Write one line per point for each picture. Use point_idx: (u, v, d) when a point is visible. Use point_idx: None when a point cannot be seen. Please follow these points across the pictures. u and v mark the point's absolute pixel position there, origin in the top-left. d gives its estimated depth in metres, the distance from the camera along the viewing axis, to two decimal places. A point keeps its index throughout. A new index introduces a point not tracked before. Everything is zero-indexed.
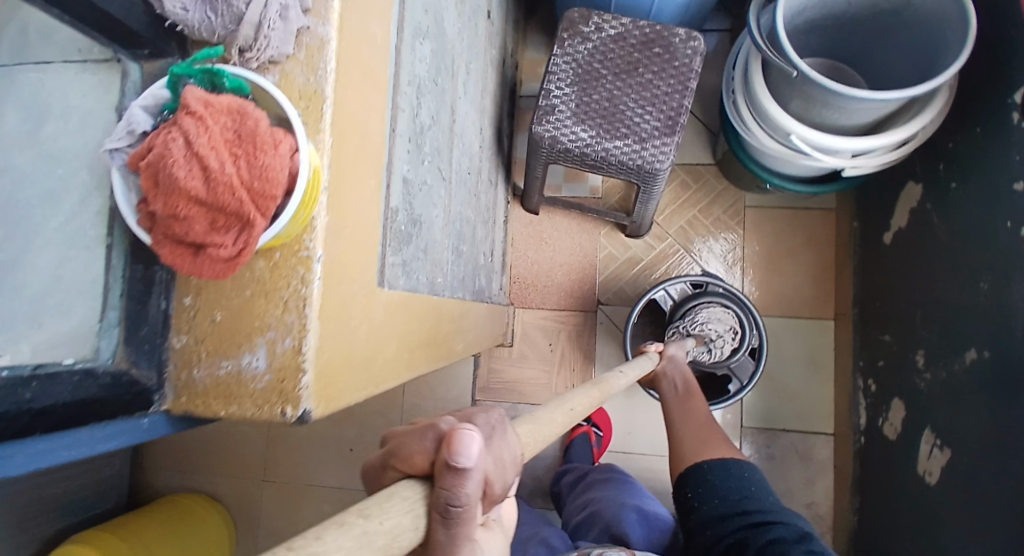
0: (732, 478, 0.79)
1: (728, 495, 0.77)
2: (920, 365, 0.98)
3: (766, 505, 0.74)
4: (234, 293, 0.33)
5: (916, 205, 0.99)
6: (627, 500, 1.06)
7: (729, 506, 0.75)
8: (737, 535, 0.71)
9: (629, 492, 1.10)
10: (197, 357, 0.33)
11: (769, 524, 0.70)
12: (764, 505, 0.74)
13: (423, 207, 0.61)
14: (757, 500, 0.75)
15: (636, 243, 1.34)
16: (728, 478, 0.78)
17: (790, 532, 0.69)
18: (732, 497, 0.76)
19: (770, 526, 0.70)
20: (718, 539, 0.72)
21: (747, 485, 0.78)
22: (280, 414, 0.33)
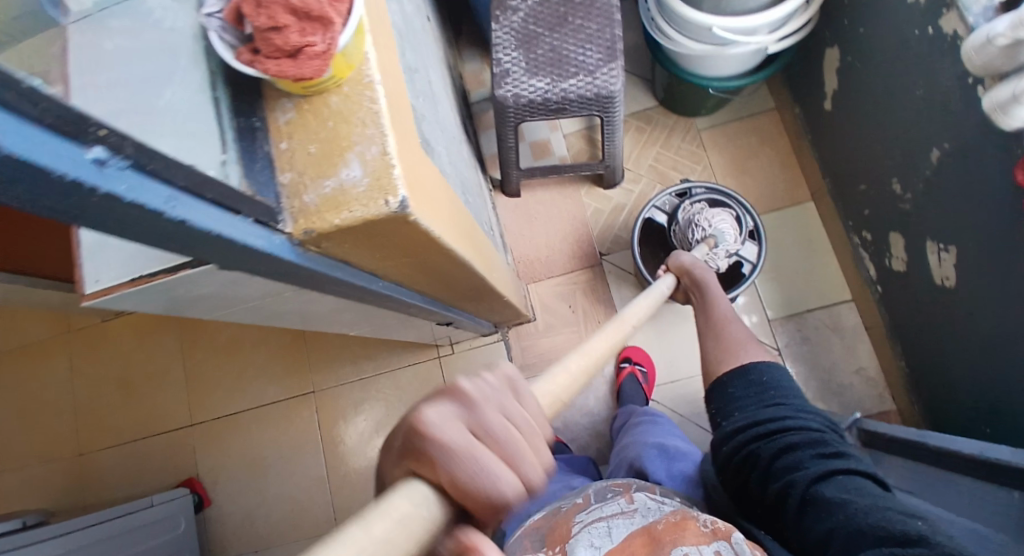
0: (753, 389, 0.82)
1: (748, 408, 0.80)
2: (898, 192, 1.07)
3: (788, 409, 0.76)
4: (319, 129, 0.40)
5: (840, 63, 1.13)
6: (649, 439, 1.03)
7: (746, 418, 0.78)
8: (751, 447, 0.74)
9: (652, 431, 1.06)
10: (303, 186, 0.40)
11: (781, 432, 0.73)
12: (781, 411, 0.76)
13: (430, 135, 0.70)
14: (778, 407, 0.77)
15: (616, 192, 1.44)
16: (748, 389, 0.82)
17: (802, 437, 0.71)
18: (751, 410, 0.79)
19: (783, 431, 0.73)
20: (736, 450, 0.76)
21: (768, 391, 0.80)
22: (384, 205, 0.39)
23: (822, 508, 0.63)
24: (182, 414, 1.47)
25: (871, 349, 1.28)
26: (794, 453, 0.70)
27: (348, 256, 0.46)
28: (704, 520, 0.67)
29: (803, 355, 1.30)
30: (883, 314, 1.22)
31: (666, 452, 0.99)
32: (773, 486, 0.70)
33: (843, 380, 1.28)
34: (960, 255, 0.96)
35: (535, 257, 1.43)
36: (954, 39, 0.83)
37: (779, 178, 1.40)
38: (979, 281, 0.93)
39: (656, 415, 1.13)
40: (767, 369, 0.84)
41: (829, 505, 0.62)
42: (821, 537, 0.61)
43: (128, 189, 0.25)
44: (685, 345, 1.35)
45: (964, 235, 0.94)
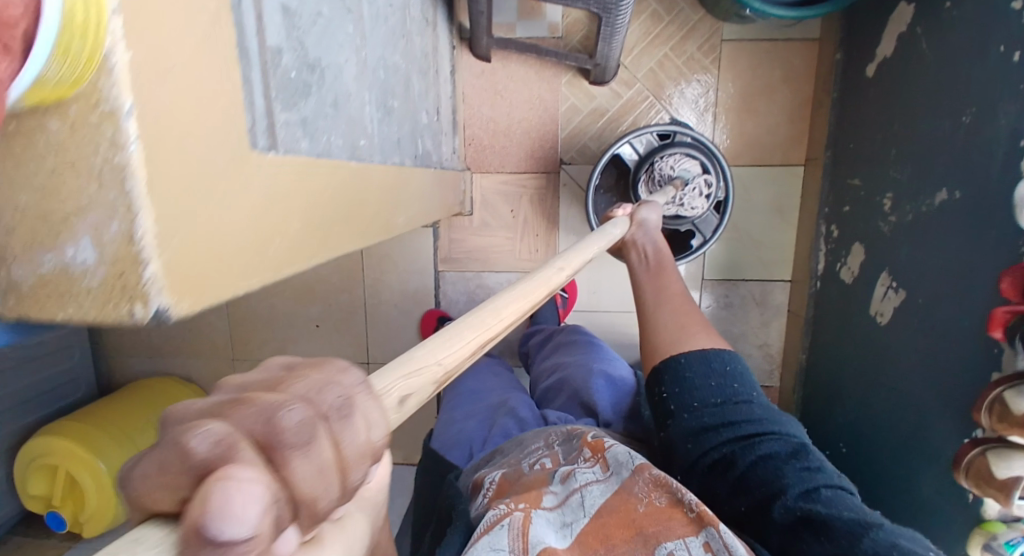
0: (711, 376, 0.67)
1: (710, 399, 0.65)
2: (886, 208, 0.95)
3: (752, 410, 0.64)
4: (32, 166, 0.25)
5: (906, 29, 0.90)
6: (595, 366, 1.03)
7: (712, 417, 0.64)
8: (721, 452, 0.61)
9: (597, 359, 1.06)
10: (10, 250, 0.27)
11: (758, 438, 0.61)
12: (749, 411, 0.64)
13: (323, 49, 0.50)
14: (748, 406, 0.64)
15: (601, 92, 1.21)
16: (706, 376, 0.67)
17: (782, 446, 0.60)
18: (715, 403, 0.65)
19: (744, 437, 0.61)
20: (702, 454, 0.62)
21: (732, 381, 0.67)
22: (128, 314, 0.27)
23: (817, 540, 0.51)
24: None
25: (784, 331, 1.29)
26: (775, 466, 0.58)
27: None
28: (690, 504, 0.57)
29: (721, 319, 1.29)
30: (808, 307, 1.20)
31: (611, 384, 0.98)
32: (745, 499, 0.59)
33: (745, 350, 1.31)
34: (904, 303, 0.90)
35: (489, 144, 1.25)
36: None
37: (784, 129, 1.21)
38: (905, 334, 0.90)
39: (593, 340, 1.15)
40: (705, 359, 0.69)
41: (826, 540, 0.51)
42: None
43: None
44: (615, 280, 1.30)
45: (918, 286, 0.87)
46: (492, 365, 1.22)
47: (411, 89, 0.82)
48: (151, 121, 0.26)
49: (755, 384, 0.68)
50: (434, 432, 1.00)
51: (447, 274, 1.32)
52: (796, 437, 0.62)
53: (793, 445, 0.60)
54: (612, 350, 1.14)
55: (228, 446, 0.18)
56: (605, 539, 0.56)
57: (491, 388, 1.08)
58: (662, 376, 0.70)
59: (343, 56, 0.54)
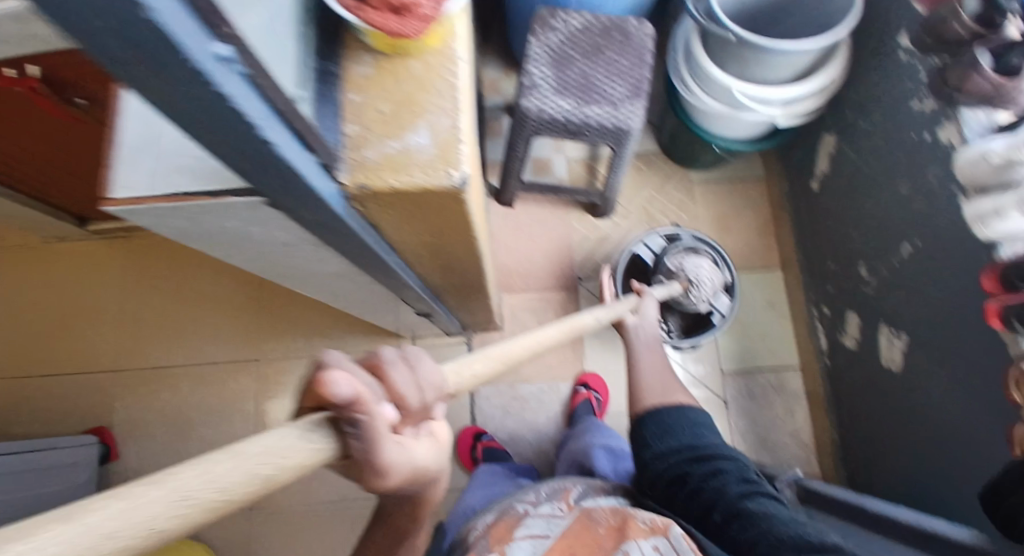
0: (681, 421, 0.87)
1: (679, 434, 0.85)
2: (863, 276, 1.15)
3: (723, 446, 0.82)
4: (395, 86, 0.39)
5: (834, 149, 1.22)
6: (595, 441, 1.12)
7: (677, 445, 0.83)
8: (681, 473, 0.79)
9: (596, 430, 1.17)
10: (366, 140, 0.39)
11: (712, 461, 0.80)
12: (712, 447, 0.82)
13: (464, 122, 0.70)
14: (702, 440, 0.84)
15: (605, 222, 1.47)
16: (677, 423, 0.86)
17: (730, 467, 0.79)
18: (682, 437, 0.84)
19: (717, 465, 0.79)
20: (665, 471, 0.81)
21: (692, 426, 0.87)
22: (446, 178, 0.39)
23: (742, 528, 0.69)
24: (112, 354, 1.37)
25: (809, 417, 1.35)
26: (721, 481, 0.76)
27: (382, 222, 0.46)
28: (645, 521, 0.70)
29: (747, 410, 1.36)
30: (826, 385, 1.30)
31: (611, 452, 1.09)
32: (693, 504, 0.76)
33: (779, 441, 1.34)
34: (910, 346, 1.03)
35: (515, 269, 1.44)
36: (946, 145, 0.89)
37: (756, 241, 1.47)
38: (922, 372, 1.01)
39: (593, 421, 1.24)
40: (681, 410, 0.89)
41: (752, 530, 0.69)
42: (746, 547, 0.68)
43: (232, 91, 0.25)
44: None
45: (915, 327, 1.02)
46: (510, 465, 1.18)
47: None
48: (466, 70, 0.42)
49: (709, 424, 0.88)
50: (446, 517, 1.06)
51: (482, 389, 1.37)
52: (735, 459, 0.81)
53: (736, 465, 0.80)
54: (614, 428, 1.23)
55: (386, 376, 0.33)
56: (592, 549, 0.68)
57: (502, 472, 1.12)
58: (644, 423, 0.89)
59: None
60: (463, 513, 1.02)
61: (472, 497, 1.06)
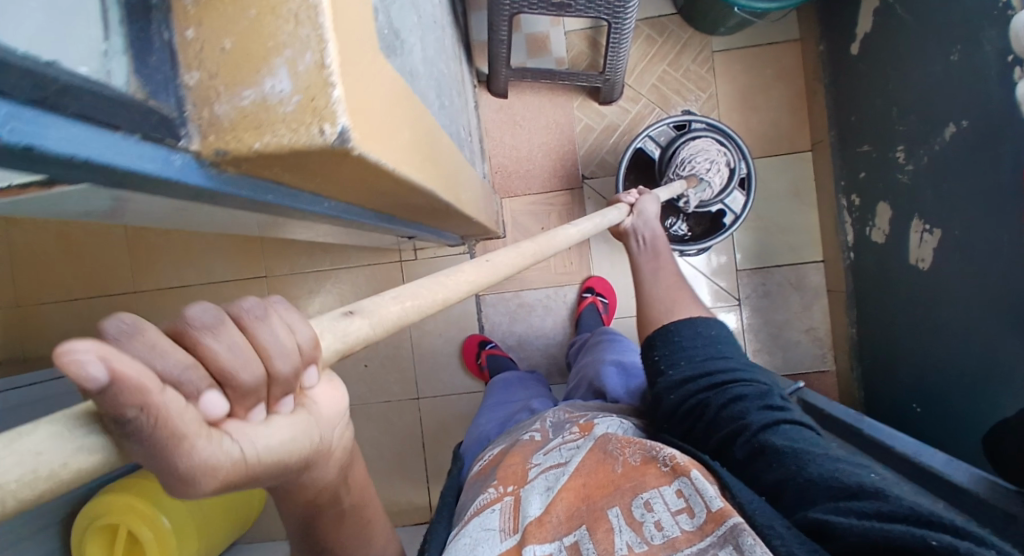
0: (700, 340, 0.80)
1: (694, 357, 0.77)
2: (900, 160, 1.01)
3: (741, 365, 0.75)
4: (237, 14, 0.31)
5: (880, 3, 1.01)
6: (609, 357, 1.04)
7: (695, 369, 0.75)
8: (700, 397, 0.71)
9: (610, 349, 1.08)
10: (215, 92, 0.31)
11: (729, 384, 0.72)
12: (729, 366, 0.74)
13: (400, 22, 0.58)
14: (724, 361, 0.76)
15: (611, 110, 1.32)
16: (695, 341, 0.79)
17: (751, 390, 0.70)
18: (698, 360, 0.76)
19: (734, 385, 0.71)
20: (680, 401, 0.72)
21: (715, 348, 0.79)
22: (318, 134, 0.31)
23: (768, 465, 0.61)
24: (125, 280, 1.41)
25: (826, 311, 1.30)
26: (741, 408, 0.68)
27: (281, 178, 0.39)
28: (664, 459, 0.62)
29: (761, 307, 1.31)
30: (848, 280, 1.22)
31: (624, 369, 1.00)
32: (716, 436, 0.68)
33: (793, 336, 1.31)
34: (943, 241, 0.93)
35: (514, 170, 1.34)
36: (1006, 7, 0.76)
37: (786, 121, 1.29)
38: (953, 270, 0.92)
39: (616, 336, 1.15)
40: (697, 329, 0.81)
41: (777, 463, 0.60)
42: (772, 488, 0.59)
43: None
44: None
45: (953, 220, 0.90)
46: (524, 376, 1.19)
47: (452, 99, 0.92)
48: None
49: (734, 347, 0.80)
50: (462, 440, 1.04)
51: (487, 297, 1.36)
52: (762, 384, 0.72)
53: (760, 390, 0.70)
54: (633, 343, 1.13)
55: (220, 318, 0.23)
56: (585, 498, 0.61)
57: (513, 393, 1.09)
58: (657, 343, 0.82)
59: (412, 37, 0.63)
60: (479, 440, 0.98)
61: (485, 424, 1.02)
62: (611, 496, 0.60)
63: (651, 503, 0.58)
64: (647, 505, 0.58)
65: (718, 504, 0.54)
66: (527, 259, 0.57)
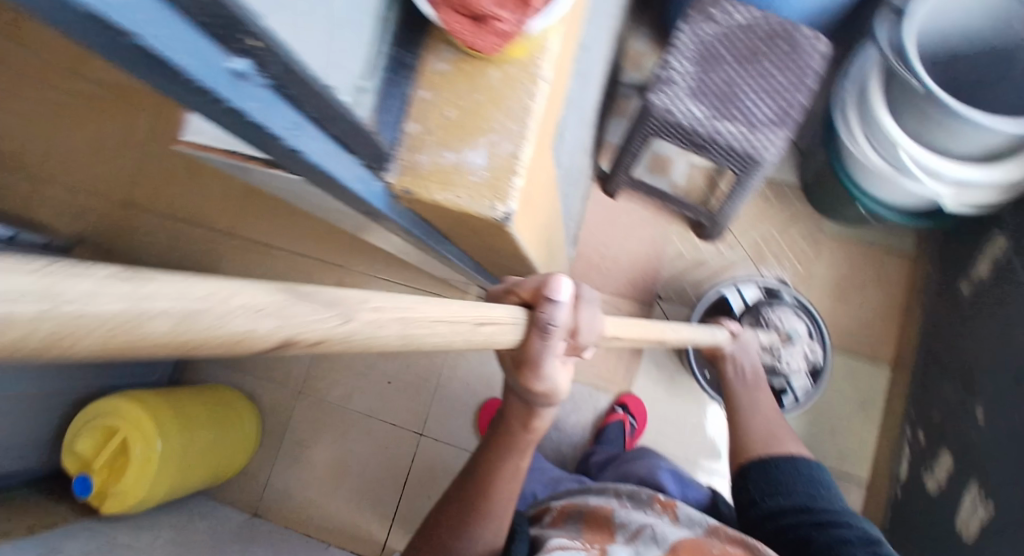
0: (798, 475, 0.78)
1: (796, 493, 0.75)
2: (980, 412, 0.97)
3: (845, 510, 0.72)
4: (466, 95, 0.38)
5: (1001, 257, 1.02)
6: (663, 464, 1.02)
7: (798, 504, 0.73)
8: (799, 532, 0.70)
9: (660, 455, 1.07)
10: (425, 143, 0.37)
11: (835, 524, 0.69)
12: (831, 508, 0.72)
13: (566, 122, 0.66)
14: (827, 501, 0.73)
15: (708, 247, 1.36)
16: (795, 475, 0.78)
17: (858, 535, 0.67)
18: (799, 495, 0.75)
19: (838, 526, 0.69)
20: (779, 533, 0.72)
21: (807, 484, 0.76)
22: (489, 208, 0.36)
23: None
24: None
25: None
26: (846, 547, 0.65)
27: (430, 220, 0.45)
28: None
29: None
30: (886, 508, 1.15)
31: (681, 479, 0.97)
32: None
33: None
34: (996, 515, 0.88)
35: (597, 265, 1.39)
36: None
37: (872, 324, 1.28)
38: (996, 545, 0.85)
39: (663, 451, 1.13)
40: (799, 467, 0.79)
41: None
42: None
43: (254, 107, 0.25)
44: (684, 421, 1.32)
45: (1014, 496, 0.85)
46: None
47: (572, 188, 0.99)
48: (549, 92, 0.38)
49: (833, 489, 0.77)
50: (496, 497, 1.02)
51: None
52: (874, 534, 0.68)
53: (870, 537, 0.67)
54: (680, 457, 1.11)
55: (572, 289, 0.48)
56: None
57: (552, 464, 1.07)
58: (749, 472, 0.81)
59: (568, 135, 0.70)
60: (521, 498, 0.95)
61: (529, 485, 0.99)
62: None
63: None
64: None
65: None
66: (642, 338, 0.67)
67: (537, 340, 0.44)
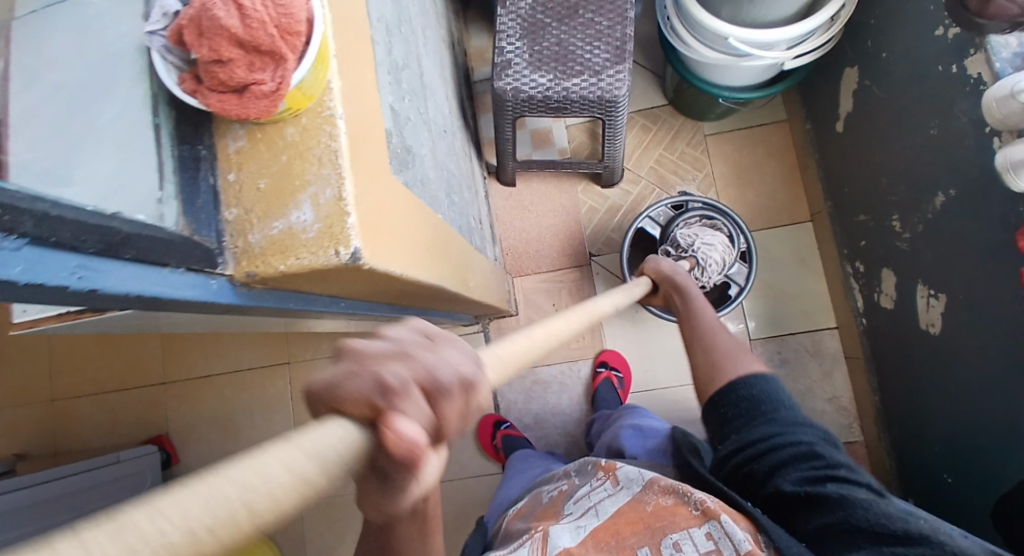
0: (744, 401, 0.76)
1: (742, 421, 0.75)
2: (897, 229, 1.04)
3: (786, 423, 0.72)
4: (272, 161, 0.37)
5: (857, 85, 1.09)
6: (625, 423, 1.02)
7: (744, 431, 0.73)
8: (744, 467, 0.71)
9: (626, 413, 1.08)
10: (250, 224, 0.37)
11: (776, 448, 0.69)
12: (774, 425, 0.72)
13: (412, 139, 0.66)
14: (777, 419, 0.73)
15: (614, 191, 1.40)
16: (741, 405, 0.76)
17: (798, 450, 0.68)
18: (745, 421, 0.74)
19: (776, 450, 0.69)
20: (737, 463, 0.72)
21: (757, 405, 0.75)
22: (334, 255, 0.36)
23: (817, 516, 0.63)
24: (156, 371, 1.46)
25: (848, 378, 1.27)
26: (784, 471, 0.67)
27: (304, 289, 0.43)
28: (693, 501, 0.63)
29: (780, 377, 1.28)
30: (864, 344, 1.20)
31: (640, 431, 0.98)
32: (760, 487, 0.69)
33: (816, 406, 1.27)
34: (948, 305, 0.93)
35: (524, 251, 1.40)
36: (978, 82, 0.80)
37: (781, 193, 1.35)
38: (962, 336, 0.91)
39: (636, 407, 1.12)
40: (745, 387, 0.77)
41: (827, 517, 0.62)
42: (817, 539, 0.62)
43: (24, 270, 0.23)
44: (665, 355, 1.34)
45: (954, 282, 0.91)
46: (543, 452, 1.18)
47: (463, 194, 0.99)
48: (351, 127, 0.38)
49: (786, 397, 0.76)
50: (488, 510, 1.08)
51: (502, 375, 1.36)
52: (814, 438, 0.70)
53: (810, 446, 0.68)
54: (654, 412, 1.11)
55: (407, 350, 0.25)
56: (615, 534, 0.63)
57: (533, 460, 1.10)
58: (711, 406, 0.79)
59: (423, 149, 0.71)
60: (499, 504, 1.02)
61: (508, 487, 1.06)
62: (641, 534, 0.62)
63: (679, 544, 0.60)
64: (677, 545, 0.60)
65: (747, 547, 0.58)
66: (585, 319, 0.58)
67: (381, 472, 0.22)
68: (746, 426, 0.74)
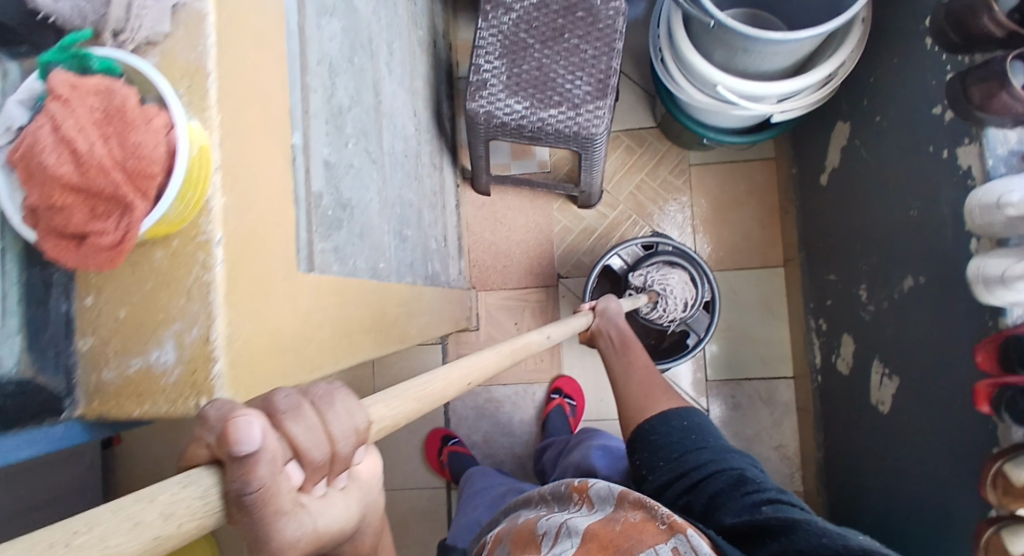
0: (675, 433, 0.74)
1: (671, 454, 0.72)
2: (863, 297, 1.02)
3: (716, 452, 0.70)
4: (134, 288, 0.31)
5: (847, 142, 1.05)
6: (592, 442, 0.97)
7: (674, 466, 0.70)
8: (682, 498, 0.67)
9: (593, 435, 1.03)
10: (106, 357, 0.32)
11: (705, 478, 0.67)
12: (702, 456, 0.70)
13: (353, 190, 0.61)
14: (712, 450, 0.71)
15: (590, 213, 1.35)
16: (670, 436, 0.74)
17: (725, 480, 0.66)
18: (674, 455, 0.71)
19: (710, 479, 0.66)
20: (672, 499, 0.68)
21: (690, 435, 0.74)
22: (194, 406, 0.31)
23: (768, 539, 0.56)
24: None
25: (796, 428, 1.27)
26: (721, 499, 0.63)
27: None
28: (661, 514, 0.56)
29: (731, 420, 1.28)
30: (816, 400, 1.20)
31: (608, 450, 0.93)
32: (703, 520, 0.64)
33: (762, 452, 1.27)
34: (900, 388, 0.92)
35: (491, 265, 1.36)
36: (964, 175, 0.76)
37: (758, 234, 1.32)
38: (909, 420, 0.90)
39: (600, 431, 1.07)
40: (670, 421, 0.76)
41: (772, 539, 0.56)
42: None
43: None
44: None
45: (908, 364, 0.90)
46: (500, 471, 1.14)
47: (423, 220, 0.94)
48: (232, 247, 0.32)
49: (715, 433, 0.75)
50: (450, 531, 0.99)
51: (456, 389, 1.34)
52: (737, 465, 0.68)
53: (734, 475, 0.66)
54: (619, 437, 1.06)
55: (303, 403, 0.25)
56: None
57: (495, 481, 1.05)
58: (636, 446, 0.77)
59: (368, 195, 0.66)
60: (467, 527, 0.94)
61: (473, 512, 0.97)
62: None
63: None
64: None
65: None
66: (504, 363, 0.58)
67: (240, 516, 0.22)
68: (679, 459, 0.71)
